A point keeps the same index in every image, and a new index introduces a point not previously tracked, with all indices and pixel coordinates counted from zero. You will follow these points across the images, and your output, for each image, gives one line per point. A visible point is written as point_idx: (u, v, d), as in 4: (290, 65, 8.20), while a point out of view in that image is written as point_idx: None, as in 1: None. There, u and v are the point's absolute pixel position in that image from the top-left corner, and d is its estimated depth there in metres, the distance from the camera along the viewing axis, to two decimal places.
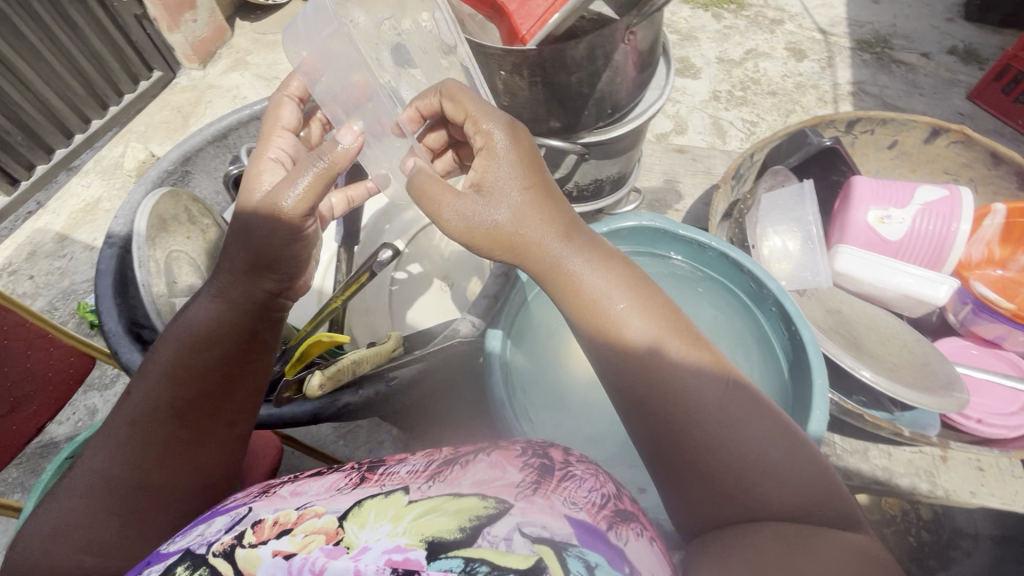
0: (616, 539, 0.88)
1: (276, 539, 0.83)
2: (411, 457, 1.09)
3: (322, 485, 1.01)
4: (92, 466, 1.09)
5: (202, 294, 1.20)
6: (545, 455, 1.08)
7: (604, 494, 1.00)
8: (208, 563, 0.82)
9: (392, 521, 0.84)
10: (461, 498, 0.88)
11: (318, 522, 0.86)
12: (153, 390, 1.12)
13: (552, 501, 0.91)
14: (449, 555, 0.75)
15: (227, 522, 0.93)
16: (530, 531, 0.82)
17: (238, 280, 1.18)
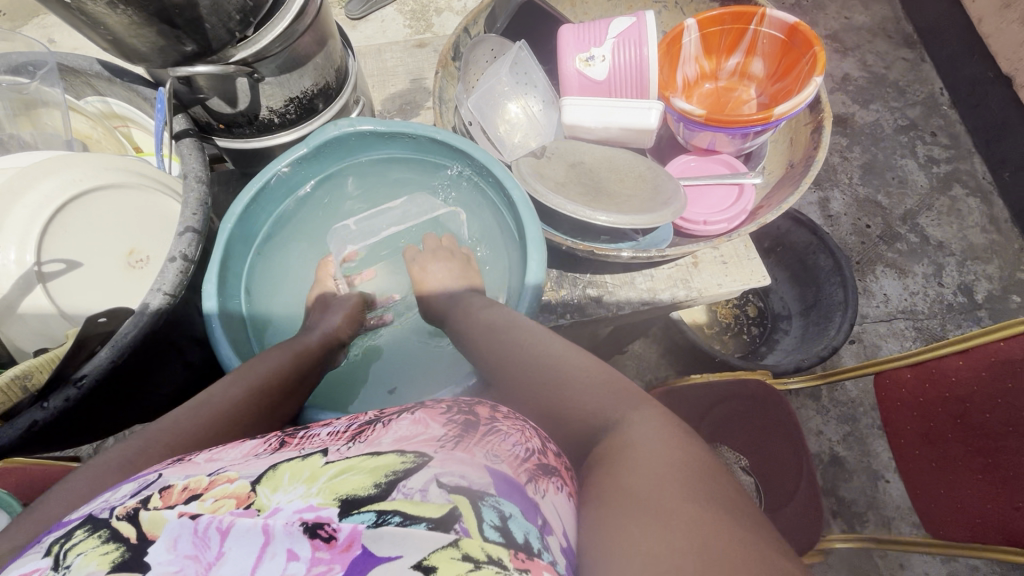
0: (536, 494, 0.53)
1: (183, 502, 0.48)
2: (338, 419, 0.64)
3: (246, 449, 0.58)
4: (106, 467, 0.62)
5: None
6: (470, 409, 0.61)
7: (530, 446, 0.59)
8: (109, 524, 0.47)
9: (307, 481, 0.49)
10: (380, 455, 0.52)
11: (232, 484, 0.50)
12: (231, 390, 0.79)
13: (471, 452, 0.53)
14: (361, 510, 0.45)
15: (134, 485, 0.52)
16: (446, 480, 0.48)
17: None
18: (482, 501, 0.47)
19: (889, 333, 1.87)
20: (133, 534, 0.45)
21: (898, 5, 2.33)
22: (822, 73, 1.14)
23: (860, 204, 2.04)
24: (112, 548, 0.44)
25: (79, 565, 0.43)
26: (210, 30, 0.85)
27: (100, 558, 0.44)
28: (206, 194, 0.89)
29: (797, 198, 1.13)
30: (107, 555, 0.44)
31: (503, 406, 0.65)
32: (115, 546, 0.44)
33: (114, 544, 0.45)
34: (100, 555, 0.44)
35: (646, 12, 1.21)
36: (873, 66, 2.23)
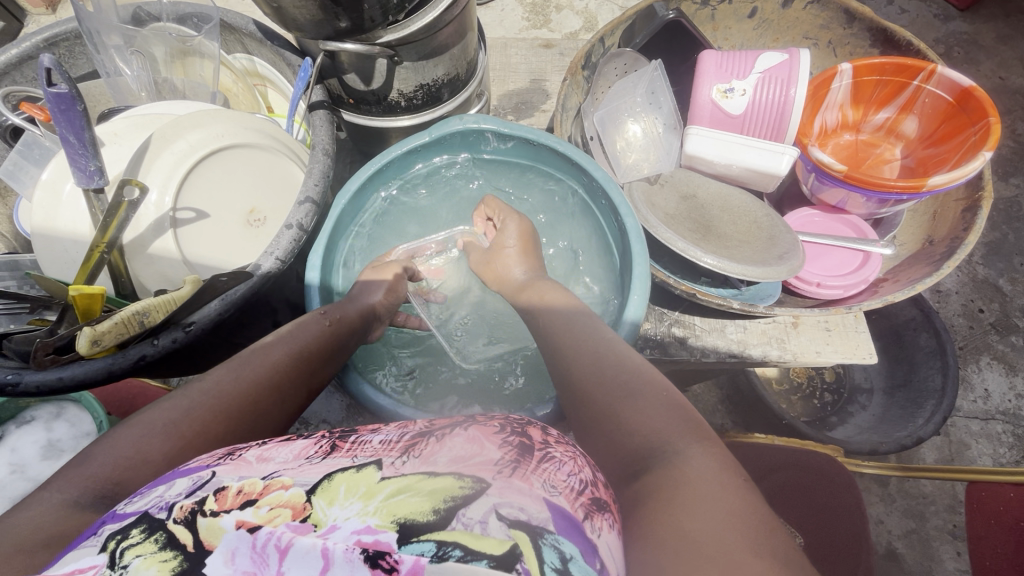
0: (592, 534, 0.47)
1: (239, 509, 0.46)
2: (386, 425, 0.61)
3: (296, 450, 0.56)
4: (171, 435, 0.62)
5: (81, 179, 0.70)
6: (524, 430, 0.57)
7: (585, 479, 0.53)
8: (166, 527, 0.45)
9: (364, 497, 0.46)
10: (435, 477, 0.48)
11: (286, 493, 0.47)
12: (289, 356, 0.78)
13: (529, 482, 0.49)
14: (421, 538, 0.42)
15: (188, 483, 0.50)
16: (506, 512, 0.45)
17: (80, 168, 0.70)
18: (543, 540, 0.43)
19: (983, 434, 1.68)
20: (190, 542, 0.43)
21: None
22: (993, 148, 1.02)
23: (977, 285, 1.84)
24: (170, 556, 0.42)
25: (138, 567, 0.42)
26: (366, 10, 0.86)
27: (158, 565, 0.42)
28: (329, 167, 0.91)
29: (936, 280, 1.01)
30: (166, 563, 0.42)
31: (553, 428, 0.60)
32: (173, 554, 0.42)
33: (172, 553, 0.43)
34: (159, 563, 0.42)
35: (800, 51, 1.13)
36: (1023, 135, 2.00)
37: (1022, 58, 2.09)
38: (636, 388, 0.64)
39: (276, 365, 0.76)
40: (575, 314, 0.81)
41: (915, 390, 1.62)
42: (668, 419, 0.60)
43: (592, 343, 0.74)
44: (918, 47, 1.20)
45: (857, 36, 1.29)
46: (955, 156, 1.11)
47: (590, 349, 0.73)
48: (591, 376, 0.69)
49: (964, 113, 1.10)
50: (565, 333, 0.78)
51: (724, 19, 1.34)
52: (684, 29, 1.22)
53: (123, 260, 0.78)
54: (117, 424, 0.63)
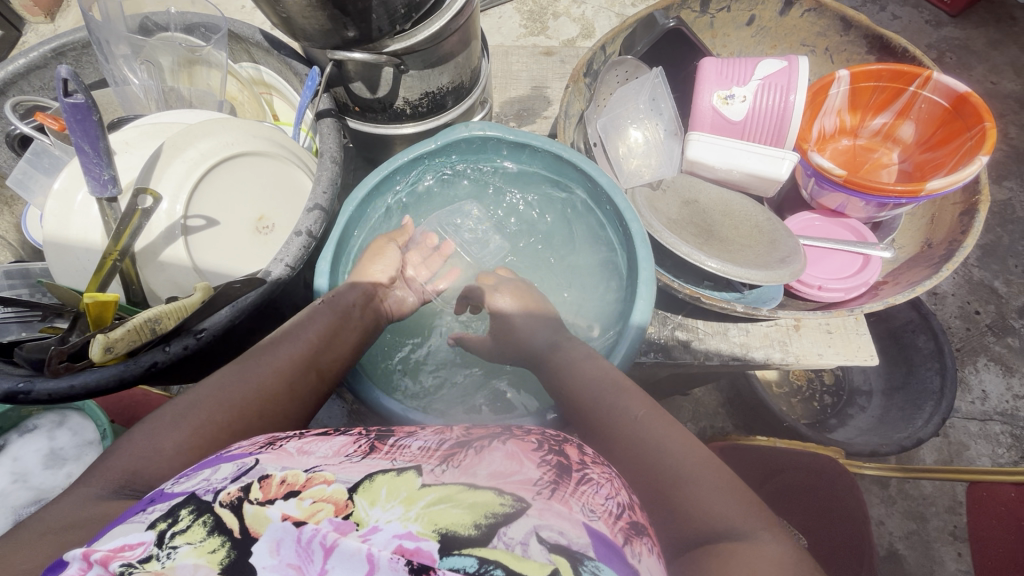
0: (633, 559, 0.47)
1: (284, 499, 0.47)
2: (423, 430, 0.62)
3: (335, 446, 0.57)
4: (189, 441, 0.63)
5: (93, 185, 0.71)
6: (560, 449, 0.58)
7: (621, 502, 0.54)
8: (213, 511, 0.46)
9: (405, 502, 0.47)
10: (476, 490, 0.49)
11: (329, 488, 0.48)
12: (302, 362, 0.79)
13: (568, 506, 0.49)
14: (462, 553, 0.42)
15: (233, 468, 0.53)
16: (547, 535, 0.45)
17: (92, 174, 0.70)
18: (583, 567, 0.43)
19: (981, 434, 1.69)
20: (236, 528, 0.44)
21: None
22: (990, 152, 1.04)
23: (973, 287, 1.86)
24: (218, 544, 0.44)
25: (186, 552, 0.43)
26: (374, 20, 0.87)
27: (207, 554, 0.43)
28: (337, 175, 0.92)
29: (934, 283, 1.03)
30: (215, 553, 0.43)
31: (590, 447, 0.61)
32: (220, 543, 0.44)
33: (219, 540, 0.44)
34: (208, 553, 0.43)
35: (798, 57, 1.15)
36: (1015, 139, 2.03)
37: (1012, 63, 2.13)
38: (679, 446, 0.64)
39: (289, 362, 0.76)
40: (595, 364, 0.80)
41: (914, 391, 1.63)
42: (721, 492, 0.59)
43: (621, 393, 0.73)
44: (913, 54, 1.23)
45: (853, 43, 1.31)
46: (953, 160, 1.13)
47: (624, 406, 0.71)
48: (629, 431, 0.68)
49: (960, 117, 1.12)
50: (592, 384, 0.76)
51: (723, 27, 1.36)
52: (684, 36, 1.24)
53: (135, 269, 0.78)
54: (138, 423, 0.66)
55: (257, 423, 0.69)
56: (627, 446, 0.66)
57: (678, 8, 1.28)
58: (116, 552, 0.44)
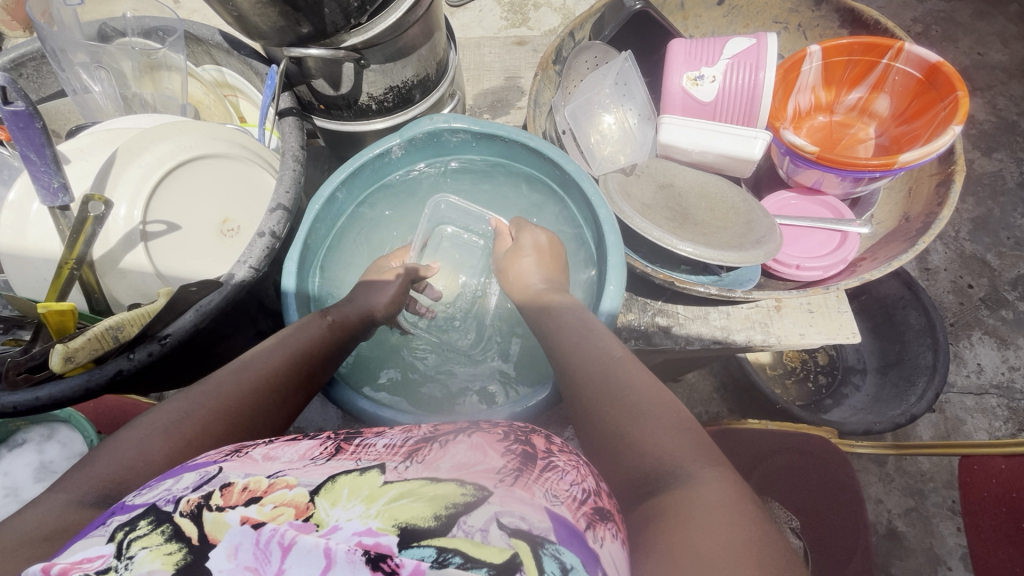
0: (594, 543, 0.47)
1: (244, 504, 0.46)
2: (391, 429, 0.62)
3: (301, 449, 0.56)
4: (156, 437, 0.62)
5: (42, 198, 0.70)
6: (528, 438, 0.57)
7: (587, 488, 0.53)
8: (172, 520, 0.46)
9: (366, 500, 0.46)
10: (437, 483, 0.48)
11: (291, 491, 0.48)
12: (278, 360, 0.77)
13: (531, 491, 0.49)
14: (421, 544, 0.42)
15: (195, 477, 0.52)
16: (508, 521, 0.45)
17: (41, 186, 0.70)
18: (544, 549, 0.43)
19: (977, 408, 1.69)
20: (195, 535, 0.44)
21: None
22: (962, 122, 1.03)
23: (965, 261, 1.85)
24: (176, 548, 0.43)
25: (143, 559, 0.42)
26: (327, 14, 0.86)
27: (164, 558, 0.43)
28: (301, 174, 0.91)
29: (912, 256, 1.02)
30: (171, 556, 0.42)
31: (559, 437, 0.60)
32: (178, 547, 0.43)
33: (178, 545, 0.43)
34: (164, 556, 0.42)
35: (767, 34, 1.13)
36: (1004, 111, 2.01)
37: (999, 33, 2.10)
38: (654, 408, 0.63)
39: (268, 369, 0.75)
40: (591, 322, 0.78)
41: (906, 368, 1.63)
42: (669, 430, 0.61)
43: (600, 361, 0.72)
44: (885, 26, 1.21)
45: (825, 18, 1.30)
46: (927, 131, 1.12)
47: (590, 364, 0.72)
48: (608, 407, 0.65)
49: (933, 88, 1.11)
50: (581, 345, 0.76)
51: (694, 8, 1.34)
52: (652, 18, 1.23)
53: (95, 276, 0.77)
54: (121, 426, 0.64)
55: (238, 419, 0.69)
56: (604, 406, 0.66)
57: None
58: (74, 564, 0.42)
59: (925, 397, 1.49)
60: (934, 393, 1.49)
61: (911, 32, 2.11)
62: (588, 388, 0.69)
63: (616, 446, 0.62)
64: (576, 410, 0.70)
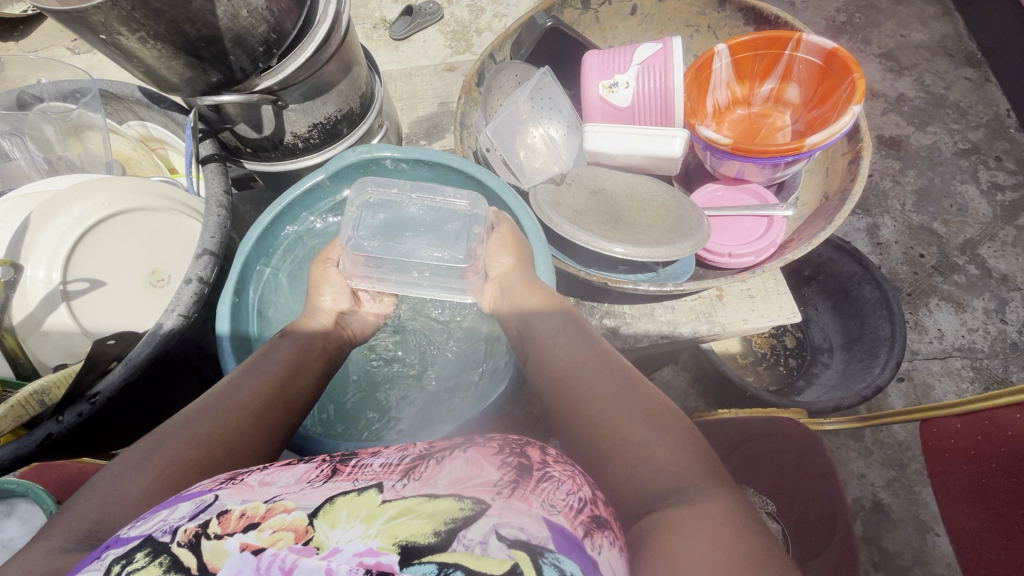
0: (592, 551, 0.48)
1: (242, 530, 0.46)
2: (386, 450, 0.63)
3: (296, 474, 0.57)
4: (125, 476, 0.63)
5: None
6: (522, 450, 0.59)
7: (583, 496, 0.55)
8: (170, 549, 0.45)
9: (365, 520, 0.47)
10: (435, 500, 0.49)
11: (289, 516, 0.48)
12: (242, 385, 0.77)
13: (528, 503, 0.50)
14: (422, 561, 0.42)
15: (191, 505, 0.51)
16: (507, 532, 0.45)
17: None
18: (543, 558, 0.44)
19: (943, 372, 1.73)
20: (195, 564, 0.44)
21: (961, 20, 2.20)
22: (861, 101, 1.08)
23: (913, 232, 1.91)
24: None
25: None
26: (234, 61, 0.88)
27: None
28: (226, 218, 0.92)
29: (830, 233, 1.07)
30: None
31: (553, 449, 0.62)
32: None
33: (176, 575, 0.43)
34: None
35: (673, 38, 1.17)
36: (932, 86, 2.10)
37: (917, 15, 2.22)
38: (657, 422, 0.66)
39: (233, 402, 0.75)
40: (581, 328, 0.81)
41: (867, 339, 1.67)
42: (671, 442, 0.64)
43: (585, 362, 0.75)
44: (785, 19, 1.27)
45: (731, 18, 1.36)
46: (831, 113, 1.18)
47: (593, 359, 0.75)
48: (601, 407, 0.69)
49: (833, 73, 1.17)
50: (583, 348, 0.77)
51: (608, 20, 1.41)
52: (565, 34, 1.27)
53: (15, 340, 0.78)
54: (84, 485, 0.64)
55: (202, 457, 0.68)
56: (613, 404, 0.68)
57: (558, 9, 1.33)
58: None
59: (885, 369, 1.53)
60: (896, 360, 1.52)
61: (836, 22, 2.21)
62: (602, 383, 0.71)
63: (625, 459, 0.64)
64: (563, 415, 0.73)
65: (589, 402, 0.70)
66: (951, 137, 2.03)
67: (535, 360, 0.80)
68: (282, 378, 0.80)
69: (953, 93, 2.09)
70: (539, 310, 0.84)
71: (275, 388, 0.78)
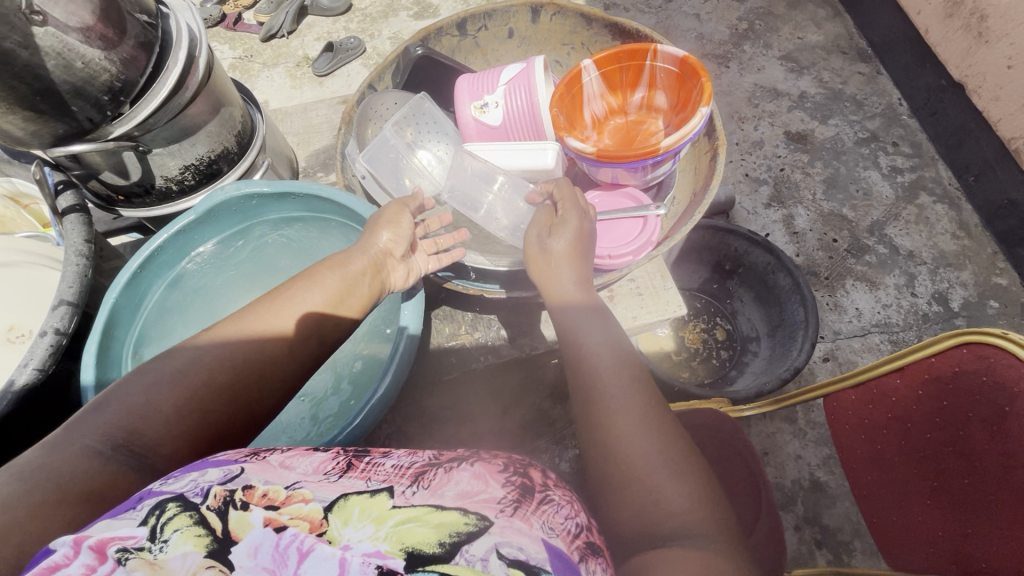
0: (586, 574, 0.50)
1: (267, 507, 0.48)
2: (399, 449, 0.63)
3: (316, 462, 0.57)
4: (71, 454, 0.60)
5: None
6: (526, 472, 0.61)
7: (580, 522, 0.57)
8: (200, 510, 0.47)
9: (375, 521, 0.48)
10: (443, 511, 0.50)
11: (307, 505, 0.49)
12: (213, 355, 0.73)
13: (529, 523, 0.52)
14: (426, 568, 0.44)
15: (220, 472, 0.52)
16: (507, 551, 0.47)
17: None
18: None
19: (864, 348, 1.68)
20: (220, 527, 0.46)
21: (850, 21, 2.28)
22: (708, 103, 1.16)
23: (825, 219, 1.90)
24: (205, 532, 0.46)
25: (176, 541, 0.44)
26: (77, 112, 0.88)
27: (194, 540, 0.45)
28: (88, 267, 0.92)
29: (691, 227, 1.15)
30: (202, 538, 0.45)
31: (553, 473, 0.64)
32: (206, 532, 0.46)
33: (206, 531, 0.46)
34: (195, 538, 0.45)
35: (537, 58, 1.24)
36: (830, 82, 2.15)
37: (811, 19, 2.30)
38: (672, 464, 0.69)
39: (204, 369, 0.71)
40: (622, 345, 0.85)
41: (784, 324, 1.72)
42: (681, 484, 0.67)
43: (621, 379, 0.79)
44: (645, 32, 1.34)
45: (600, 34, 1.43)
46: (688, 114, 1.25)
47: (626, 378, 0.79)
48: (626, 427, 0.72)
49: (687, 78, 1.25)
50: (621, 363, 0.82)
51: (489, 44, 1.48)
52: (439, 61, 1.33)
53: None
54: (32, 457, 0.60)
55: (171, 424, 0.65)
56: (638, 429, 0.72)
57: (435, 37, 1.39)
58: (111, 540, 0.44)
59: (797, 352, 1.56)
60: (806, 343, 1.55)
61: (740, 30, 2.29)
62: (636, 401, 0.76)
63: (632, 490, 0.68)
64: (586, 419, 0.77)
65: (619, 415, 0.74)
66: (858, 123, 2.07)
67: (572, 361, 0.84)
68: (322, 314, 0.84)
69: (852, 84, 2.15)
70: (577, 312, 0.90)
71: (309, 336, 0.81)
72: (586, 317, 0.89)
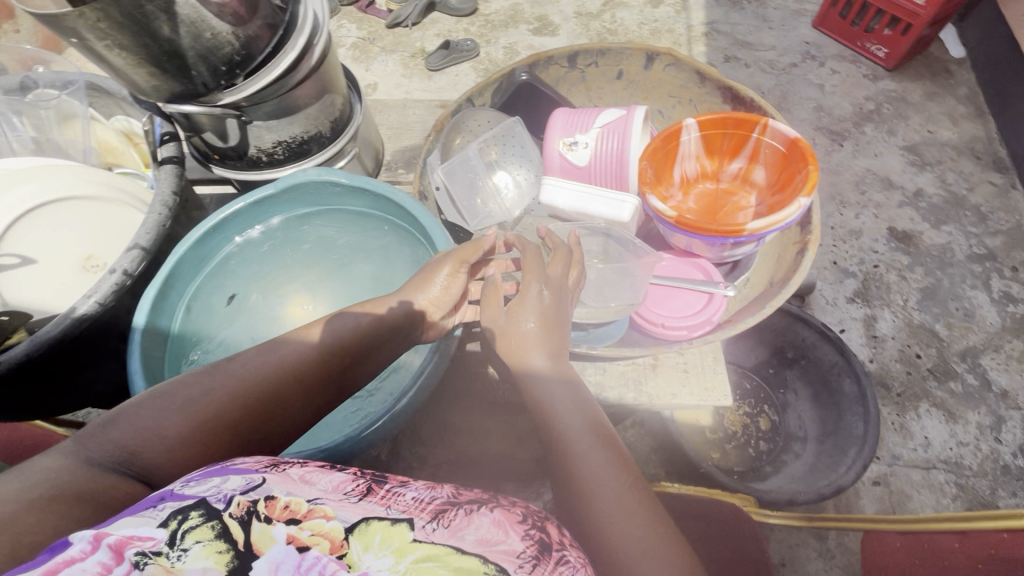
0: None
1: (288, 522, 0.47)
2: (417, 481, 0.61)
3: (335, 481, 0.56)
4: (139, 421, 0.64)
5: None
6: (545, 526, 0.56)
7: None
8: (223, 518, 0.46)
9: (396, 553, 0.47)
10: (463, 553, 0.48)
11: (328, 523, 0.48)
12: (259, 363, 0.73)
13: None
14: None
15: (242, 480, 0.52)
16: None
17: None
18: None
19: (925, 485, 1.47)
20: (241, 540, 0.45)
21: (996, 122, 2.03)
22: (810, 194, 1.08)
23: (915, 331, 1.69)
24: (226, 548, 0.44)
25: (196, 554, 0.43)
26: (196, 75, 0.95)
27: (214, 556, 0.44)
28: (167, 219, 0.98)
29: (759, 320, 1.06)
30: (222, 555, 0.44)
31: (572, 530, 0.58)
32: (227, 547, 0.44)
33: (226, 545, 0.44)
34: (214, 554, 0.44)
35: (639, 107, 1.20)
36: (955, 185, 1.93)
37: (950, 113, 2.07)
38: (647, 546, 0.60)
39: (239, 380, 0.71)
40: (594, 412, 0.78)
41: (839, 434, 1.47)
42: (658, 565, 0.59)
43: (588, 448, 0.72)
44: (759, 103, 1.28)
45: (711, 95, 1.38)
46: (786, 200, 1.17)
47: (593, 445, 0.72)
48: (594, 498, 0.66)
49: (793, 161, 1.17)
50: (589, 432, 0.74)
51: (594, 81, 1.46)
52: (540, 90, 1.32)
53: None
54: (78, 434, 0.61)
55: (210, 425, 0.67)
56: (604, 501, 0.65)
57: (542, 65, 1.38)
58: (129, 540, 0.43)
59: (847, 469, 1.34)
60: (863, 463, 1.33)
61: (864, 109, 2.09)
62: (601, 474, 0.68)
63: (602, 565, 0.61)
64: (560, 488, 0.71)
65: (583, 487, 0.67)
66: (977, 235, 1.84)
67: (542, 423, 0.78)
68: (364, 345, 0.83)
69: (981, 192, 1.92)
70: (549, 377, 0.82)
71: (336, 363, 0.79)
72: (560, 385, 0.81)
